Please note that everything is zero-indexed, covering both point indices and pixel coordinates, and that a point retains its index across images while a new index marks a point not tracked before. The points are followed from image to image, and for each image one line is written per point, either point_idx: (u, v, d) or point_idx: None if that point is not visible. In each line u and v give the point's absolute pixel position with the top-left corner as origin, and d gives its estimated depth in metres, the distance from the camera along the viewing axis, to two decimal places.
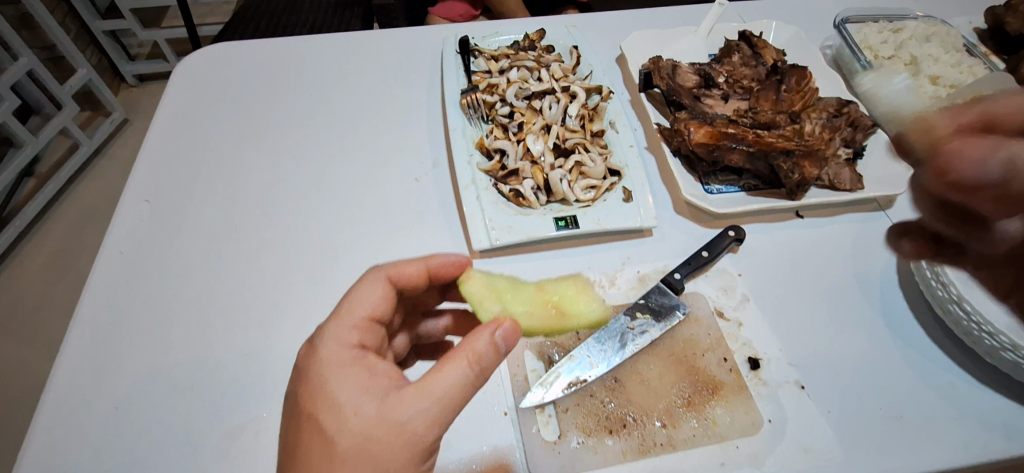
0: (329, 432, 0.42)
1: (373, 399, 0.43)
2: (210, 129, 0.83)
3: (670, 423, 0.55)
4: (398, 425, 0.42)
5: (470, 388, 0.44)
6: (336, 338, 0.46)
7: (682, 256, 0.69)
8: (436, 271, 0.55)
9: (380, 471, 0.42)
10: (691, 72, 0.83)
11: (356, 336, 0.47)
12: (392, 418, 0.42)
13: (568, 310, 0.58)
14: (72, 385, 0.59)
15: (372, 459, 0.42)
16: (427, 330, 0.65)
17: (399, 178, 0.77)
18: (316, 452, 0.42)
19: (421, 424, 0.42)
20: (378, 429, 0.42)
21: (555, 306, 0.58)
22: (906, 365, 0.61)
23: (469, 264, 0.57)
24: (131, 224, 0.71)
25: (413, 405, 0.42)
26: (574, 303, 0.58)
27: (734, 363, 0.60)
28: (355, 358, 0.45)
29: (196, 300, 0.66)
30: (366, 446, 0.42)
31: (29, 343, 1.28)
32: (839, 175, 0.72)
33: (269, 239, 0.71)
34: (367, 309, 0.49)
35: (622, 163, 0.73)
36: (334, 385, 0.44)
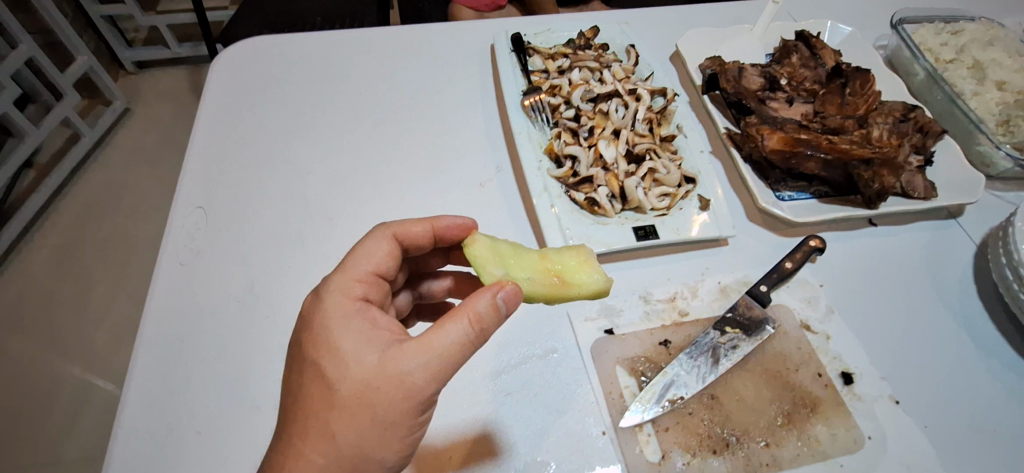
0: (332, 374, 0.44)
1: (374, 348, 0.44)
2: (255, 128, 0.78)
3: (771, 441, 0.54)
4: (397, 373, 0.43)
5: (470, 346, 0.44)
6: (341, 289, 0.47)
7: (759, 266, 0.68)
8: (442, 233, 0.54)
9: (377, 416, 0.43)
10: (756, 73, 0.81)
11: (360, 289, 0.47)
12: (391, 368, 0.43)
13: (569, 279, 0.54)
14: (142, 408, 0.55)
15: (372, 404, 0.43)
16: (428, 291, 0.62)
17: (462, 183, 0.74)
18: (320, 391, 0.44)
19: (419, 376, 0.43)
20: (377, 377, 0.43)
21: (556, 274, 0.54)
22: (993, 377, 0.60)
23: (474, 227, 0.55)
24: (185, 233, 0.67)
25: (412, 357, 0.43)
26: (576, 272, 0.54)
27: (828, 378, 0.59)
28: (359, 308, 0.46)
29: (262, 315, 0.62)
30: (366, 393, 0.43)
31: (36, 338, 1.19)
32: (913, 182, 0.71)
33: (332, 248, 0.68)
34: (374, 264, 0.49)
35: (695, 170, 0.71)
36: (338, 332, 0.45)
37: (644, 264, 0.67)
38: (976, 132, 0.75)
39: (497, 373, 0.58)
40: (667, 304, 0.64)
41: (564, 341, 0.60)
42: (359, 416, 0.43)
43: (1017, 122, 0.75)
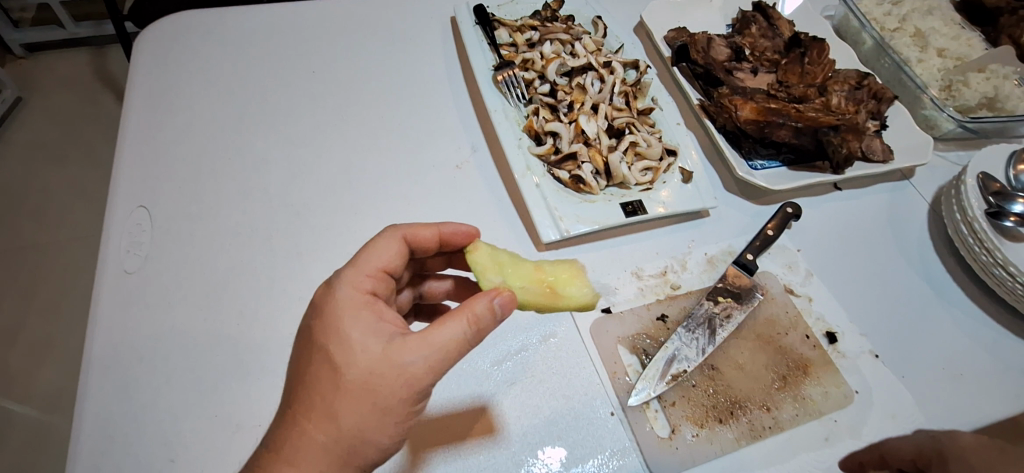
0: (337, 362, 0.41)
1: (380, 339, 0.42)
2: (198, 115, 0.70)
3: (771, 404, 0.56)
4: (402, 365, 0.41)
5: (471, 345, 0.42)
6: (352, 281, 0.44)
7: (741, 235, 0.69)
8: (448, 239, 0.51)
9: (379, 408, 0.41)
10: (723, 44, 0.81)
11: (370, 284, 0.45)
12: (394, 359, 0.41)
13: (561, 292, 0.53)
14: (96, 443, 0.49)
15: (376, 393, 0.41)
16: (430, 291, 0.59)
17: (438, 166, 0.70)
18: (322, 379, 0.42)
19: (423, 370, 0.41)
20: (380, 367, 0.41)
21: (549, 286, 0.53)
22: (954, 327, 0.65)
23: (478, 236, 0.53)
24: (130, 238, 0.59)
25: (415, 350, 0.41)
26: (569, 285, 0.53)
27: (816, 339, 0.61)
28: (368, 300, 0.44)
29: (232, 323, 0.56)
30: (371, 381, 0.41)
31: None
32: (872, 147, 0.74)
33: (303, 244, 0.62)
34: (385, 260, 0.46)
35: (675, 142, 0.71)
36: (345, 321, 0.42)
37: (632, 240, 0.66)
38: (923, 97, 0.79)
39: (499, 363, 0.56)
40: (659, 279, 0.64)
41: (563, 325, 0.59)
42: (362, 405, 0.41)
43: (959, 86, 0.79)
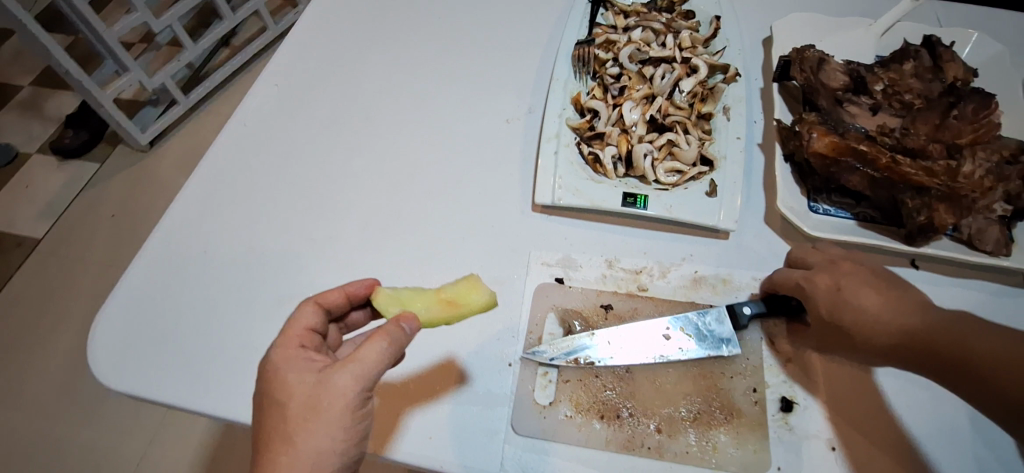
0: (279, 395, 0.46)
1: (313, 371, 0.47)
2: (344, 28, 0.88)
3: (664, 429, 0.53)
4: (335, 385, 0.46)
5: (390, 363, 0.48)
6: (280, 342, 0.49)
7: (753, 271, 0.62)
8: (353, 296, 0.54)
9: (329, 422, 0.45)
10: (842, 69, 0.71)
11: (298, 339, 0.49)
12: (327, 383, 0.46)
13: (461, 307, 0.55)
14: (177, 221, 0.70)
15: (319, 417, 0.45)
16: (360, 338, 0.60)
17: (492, 115, 0.78)
18: (274, 415, 0.46)
19: (353, 384, 0.46)
20: (319, 394, 0.46)
21: (447, 304, 0.55)
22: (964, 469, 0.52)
23: (380, 284, 0.56)
24: (259, 100, 0.81)
25: (342, 371, 0.46)
26: (466, 297, 0.56)
27: (763, 397, 0.55)
28: (300, 350, 0.48)
29: (288, 181, 0.74)
30: (314, 405, 0.45)
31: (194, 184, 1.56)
32: (983, 232, 0.60)
33: (360, 144, 0.77)
34: (307, 320, 0.51)
35: (719, 154, 0.67)
36: (283, 368, 0.47)
37: (625, 231, 0.66)
38: None
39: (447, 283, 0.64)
40: (630, 275, 0.63)
41: (516, 277, 0.63)
42: (314, 429, 0.45)
43: None
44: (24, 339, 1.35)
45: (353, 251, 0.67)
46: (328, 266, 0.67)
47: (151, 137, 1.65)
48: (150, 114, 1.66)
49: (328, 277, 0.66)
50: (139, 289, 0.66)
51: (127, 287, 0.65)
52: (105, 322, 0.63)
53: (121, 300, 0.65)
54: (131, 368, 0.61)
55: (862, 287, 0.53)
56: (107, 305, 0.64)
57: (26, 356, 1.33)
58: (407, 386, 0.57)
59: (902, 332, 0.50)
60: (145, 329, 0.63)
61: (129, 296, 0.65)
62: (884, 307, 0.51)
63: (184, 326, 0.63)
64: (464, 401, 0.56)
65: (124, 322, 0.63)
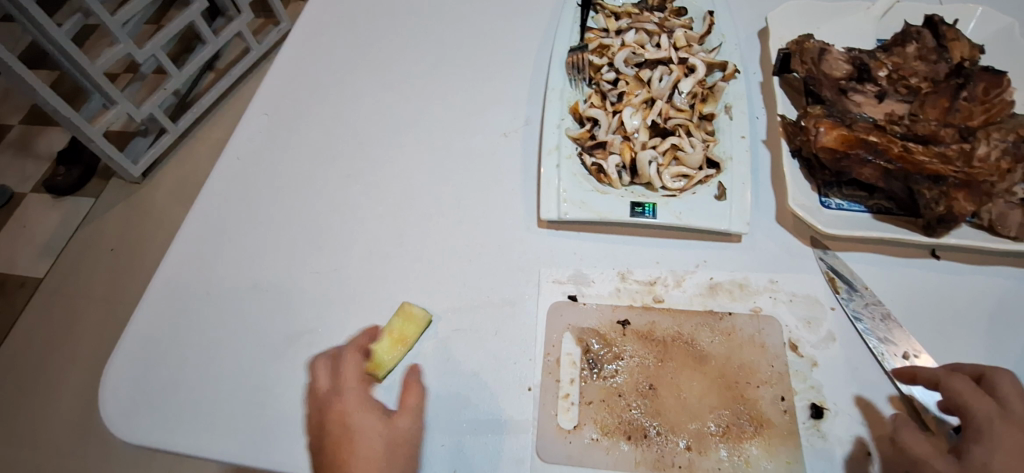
0: (352, 433, 0.53)
1: (374, 415, 0.55)
2: (330, 51, 0.87)
3: (693, 446, 0.52)
4: (401, 425, 0.54)
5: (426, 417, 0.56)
6: (343, 387, 0.56)
7: (769, 276, 0.61)
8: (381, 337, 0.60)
9: (392, 456, 0.53)
10: (844, 58, 0.69)
11: (354, 380, 0.56)
12: (394, 424, 0.54)
13: (413, 342, 0.60)
14: (177, 264, 0.69)
15: (401, 455, 0.53)
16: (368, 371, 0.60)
17: (490, 129, 0.76)
18: (345, 445, 0.53)
19: (413, 424, 0.55)
20: (389, 434, 0.54)
21: (402, 343, 0.59)
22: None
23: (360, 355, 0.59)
24: (251, 132, 0.79)
25: (405, 418, 0.55)
26: (410, 330, 0.60)
27: (792, 405, 0.53)
28: (359, 385, 0.56)
29: (287, 213, 0.72)
30: (387, 443, 0.53)
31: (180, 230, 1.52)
32: (1005, 216, 0.58)
33: (358, 170, 0.75)
34: (357, 365, 0.58)
35: (725, 155, 0.65)
36: (352, 412, 0.55)
37: (635, 241, 0.64)
38: None
39: (459, 308, 0.62)
40: (644, 286, 0.61)
41: (528, 297, 0.62)
42: (378, 461, 0.52)
43: None
44: (31, 384, 1.33)
45: (359, 282, 0.66)
46: (334, 301, 0.65)
47: (144, 168, 1.63)
48: (140, 144, 1.63)
49: (335, 310, 0.64)
50: (145, 336, 0.64)
51: (133, 335, 0.64)
52: (113, 373, 0.62)
53: (128, 348, 0.63)
54: (144, 419, 0.59)
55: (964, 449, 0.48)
56: (115, 355, 0.63)
57: (35, 401, 1.31)
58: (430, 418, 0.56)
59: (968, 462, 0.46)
60: (155, 378, 0.62)
61: (137, 343, 0.64)
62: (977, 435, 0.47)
63: (195, 372, 0.62)
64: (487, 431, 0.55)
65: (133, 370, 0.62)
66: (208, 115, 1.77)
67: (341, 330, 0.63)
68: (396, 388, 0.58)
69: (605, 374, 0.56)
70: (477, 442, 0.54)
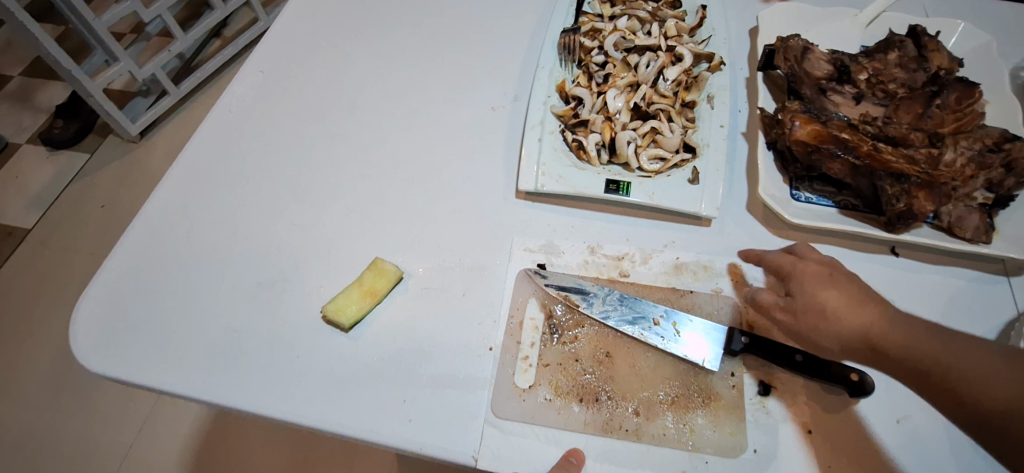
0: None
1: None
2: (331, 17, 0.88)
3: (643, 411, 0.54)
4: None
5: None
6: None
7: (656, 310, 0.58)
8: None
9: None
10: (826, 58, 0.71)
11: None
12: None
13: (382, 295, 0.61)
14: (159, 208, 0.70)
15: None
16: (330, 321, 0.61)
17: (479, 103, 0.77)
18: None
19: None
20: None
21: (371, 296, 0.61)
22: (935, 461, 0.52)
23: (327, 306, 0.60)
24: (244, 88, 0.80)
25: None
26: (381, 283, 0.61)
27: (740, 381, 0.55)
28: None
29: (273, 168, 0.73)
30: None
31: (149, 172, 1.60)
32: (963, 219, 0.61)
33: (346, 132, 0.76)
34: None
35: (702, 142, 0.67)
36: None
37: (607, 218, 0.66)
38: None
39: (430, 269, 0.64)
40: (613, 259, 0.63)
41: (499, 263, 0.64)
42: None
43: None
44: (14, 330, 1.35)
45: (335, 238, 0.67)
46: (310, 254, 0.66)
47: (141, 127, 1.64)
48: (140, 104, 1.65)
49: (311, 263, 0.66)
50: (121, 273, 0.65)
51: (110, 271, 0.65)
52: (87, 305, 0.63)
53: (104, 284, 0.64)
54: (113, 352, 0.61)
55: (848, 310, 0.54)
56: (91, 288, 0.64)
57: (14, 347, 1.32)
58: (391, 370, 0.58)
59: (871, 333, 0.53)
60: (128, 313, 0.63)
61: (112, 280, 0.65)
62: (845, 305, 0.54)
63: (168, 311, 0.63)
64: (447, 386, 0.56)
65: (107, 304, 0.63)
66: (211, 80, 1.78)
67: (315, 281, 0.64)
68: (362, 340, 0.60)
69: (565, 340, 0.58)
70: (435, 395, 0.56)
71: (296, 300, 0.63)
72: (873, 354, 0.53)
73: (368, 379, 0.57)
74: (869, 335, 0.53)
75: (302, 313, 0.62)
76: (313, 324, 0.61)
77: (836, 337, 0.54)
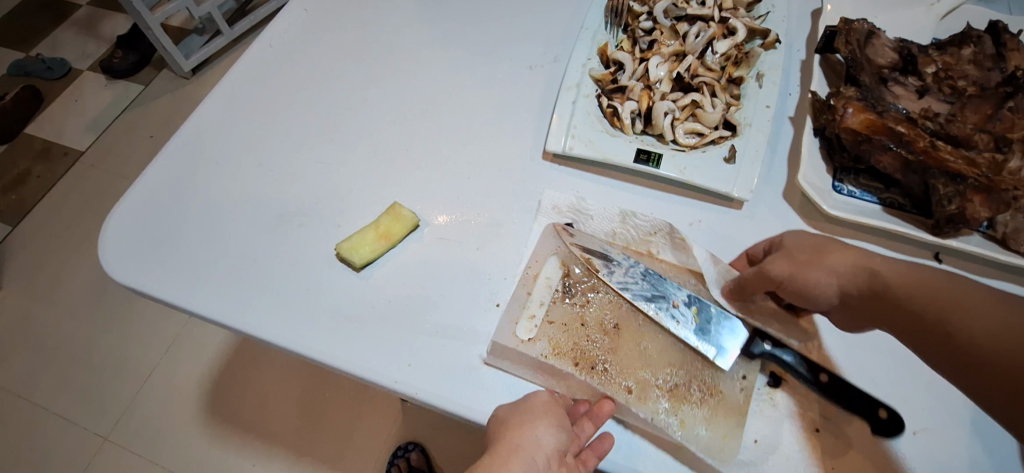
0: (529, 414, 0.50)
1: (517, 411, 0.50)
2: None
3: (639, 393, 0.52)
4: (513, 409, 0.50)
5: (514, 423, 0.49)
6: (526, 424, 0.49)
7: (679, 293, 0.56)
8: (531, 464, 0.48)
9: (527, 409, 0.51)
10: (891, 46, 0.66)
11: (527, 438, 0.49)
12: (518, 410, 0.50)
13: (396, 240, 0.61)
14: (194, 133, 0.71)
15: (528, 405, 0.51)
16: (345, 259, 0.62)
17: (518, 60, 0.75)
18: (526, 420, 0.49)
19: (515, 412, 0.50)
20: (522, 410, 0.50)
21: (386, 239, 0.61)
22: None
23: (341, 244, 0.61)
24: (288, 24, 0.80)
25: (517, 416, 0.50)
26: (397, 228, 0.61)
27: (751, 380, 0.53)
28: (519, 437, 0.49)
29: (306, 105, 0.73)
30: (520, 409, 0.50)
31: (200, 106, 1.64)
32: (1022, 231, 0.56)
33: (382, 77, 0.75)
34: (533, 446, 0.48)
35: (744, 121, 0.64)
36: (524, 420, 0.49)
37: (633, 189, 0.64)
38: None
39: (447, 221, 0.63)
40: (642, 234, 0.60)
41: (519, 222, 0.63)
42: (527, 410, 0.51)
43: None
44: (61, 245, 1.42)
45: (358, 180, 0.67)
46: (333, 192, 0.67)
47: (194, 65, 1.68)
48: (195, 42, 1.68)
49: (333, 201, 0.66)
50: (152, 191, 0.67)
51: (141, 188, 0.67)
52: (117, 218, 0.65)
53: (136, 200, 0.66)
54: (136, 264, 0.63)
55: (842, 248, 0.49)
56: (122, 202, 0.66)
57: (60, 261, 1.39)
58: (397, 314, 0.58)
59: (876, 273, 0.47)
60: (154, 230, 0.65)
61: (143, 196, 0.67)
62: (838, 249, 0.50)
63: (190, 231, 0.64)
64: (450, 336, 0.56)
65: (136, 219, 0.65)
66: (263, 24, 1.80)
67: (334, 219, 0.65)
68: (373, 281, 0.60)
69: (577, 301, 0.58)
70: (437, 344, 0.56)
71: (313, 235, 0.64)
72: (882, 300, 0.47)
73: (374, 320, 0.58)
74: (865, 264, 0.48)
75: (318, 249, 0.63)
76: (327, 260, 0.62)
77: (832, 272, 0.49)
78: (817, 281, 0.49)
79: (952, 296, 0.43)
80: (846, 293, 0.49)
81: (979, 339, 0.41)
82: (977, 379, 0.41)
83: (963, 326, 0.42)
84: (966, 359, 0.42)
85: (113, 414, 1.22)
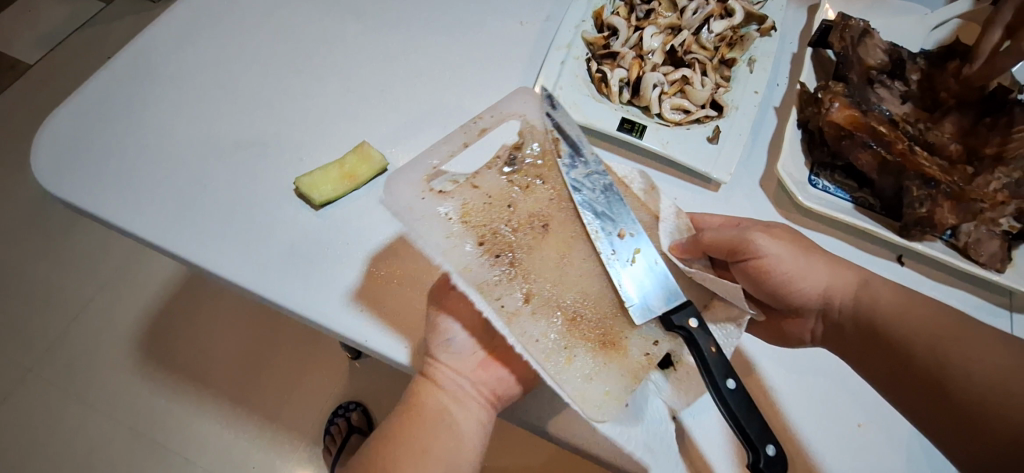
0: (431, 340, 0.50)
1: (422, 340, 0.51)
2: None
3: (536, 308, 0.48)
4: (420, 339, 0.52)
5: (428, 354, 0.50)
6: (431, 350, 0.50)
7: (627, 224, 0.50)
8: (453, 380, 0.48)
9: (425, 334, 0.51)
10: (883, 46, 0.65)
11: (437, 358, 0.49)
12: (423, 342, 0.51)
13: (362, 181, 0.58)
14: (150, 44, 0.65)
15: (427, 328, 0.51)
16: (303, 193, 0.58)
17: (509, 12, 0.72)
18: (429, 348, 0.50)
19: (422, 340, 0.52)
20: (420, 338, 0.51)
21: (350, 179, 0.57)
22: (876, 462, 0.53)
23: (301, 178, 0.57)
24: None
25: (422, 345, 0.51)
26: (362, 168, 0.58)
27: (656, 352, 0.49)
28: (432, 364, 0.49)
29: (278, 30, 0.68)
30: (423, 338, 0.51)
31: None
32: (981, 243, 0.57)
33: (362, 12, 0.71)
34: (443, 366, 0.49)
35: (731, 103, 0.63)
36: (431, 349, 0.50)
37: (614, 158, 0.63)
38: None
39: None
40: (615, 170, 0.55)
41: None
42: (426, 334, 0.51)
43: None
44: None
45: (326, 116, 0.63)
46: (298, 125, 0.62)
47: None
48: None
49: (296, 133, 0.62)
50: (96, 99, 0.61)
51: (85, 94, 0.61)
52: (55, 124, 0.60)
53: (77, 106, 0.61)
54: (72, 174, 0.58)
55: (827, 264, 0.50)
56: (62, 107, 0.60)
57: None
58: (351, 255, 0.55)
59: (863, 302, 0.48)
60: (95, 141, 0.59)
61: (85, 103, 0.61)
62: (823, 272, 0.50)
63: (138, 148, 0.59)
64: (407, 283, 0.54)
65: (75, 127, 0.60)
66: None
67: (296, 153, 0.61)
68: (330, 219, 0.57)
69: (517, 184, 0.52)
70: (392, 290, 0.53)
71: (271, 165, 0.59)
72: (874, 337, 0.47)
73: (327, 259, 0.55)
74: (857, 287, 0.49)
75: (275, 180, 0.59)
76: (284, 193, 0.58)
77: (821, 279, 0.50)
78: (806, 277, 0.50)
79: (949, 334, 0.44)
80: (826, 302, 0.50)
81: (976, 386, 0.42)
82: (966, 430, 0.42)
83: (958, 373, 0.42)
84: (961, 412, 0.42)
85: (40, 347, 1.15)
